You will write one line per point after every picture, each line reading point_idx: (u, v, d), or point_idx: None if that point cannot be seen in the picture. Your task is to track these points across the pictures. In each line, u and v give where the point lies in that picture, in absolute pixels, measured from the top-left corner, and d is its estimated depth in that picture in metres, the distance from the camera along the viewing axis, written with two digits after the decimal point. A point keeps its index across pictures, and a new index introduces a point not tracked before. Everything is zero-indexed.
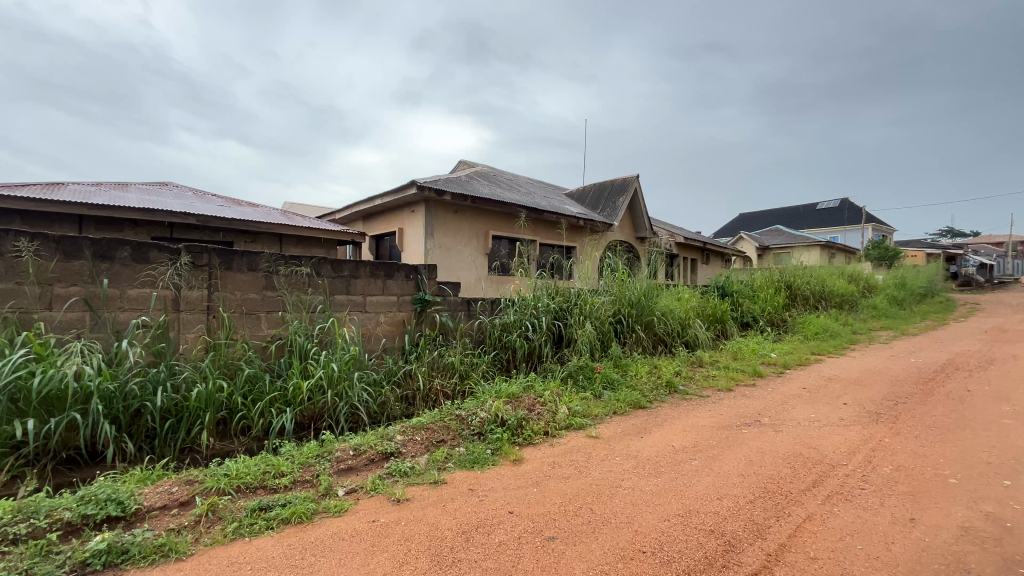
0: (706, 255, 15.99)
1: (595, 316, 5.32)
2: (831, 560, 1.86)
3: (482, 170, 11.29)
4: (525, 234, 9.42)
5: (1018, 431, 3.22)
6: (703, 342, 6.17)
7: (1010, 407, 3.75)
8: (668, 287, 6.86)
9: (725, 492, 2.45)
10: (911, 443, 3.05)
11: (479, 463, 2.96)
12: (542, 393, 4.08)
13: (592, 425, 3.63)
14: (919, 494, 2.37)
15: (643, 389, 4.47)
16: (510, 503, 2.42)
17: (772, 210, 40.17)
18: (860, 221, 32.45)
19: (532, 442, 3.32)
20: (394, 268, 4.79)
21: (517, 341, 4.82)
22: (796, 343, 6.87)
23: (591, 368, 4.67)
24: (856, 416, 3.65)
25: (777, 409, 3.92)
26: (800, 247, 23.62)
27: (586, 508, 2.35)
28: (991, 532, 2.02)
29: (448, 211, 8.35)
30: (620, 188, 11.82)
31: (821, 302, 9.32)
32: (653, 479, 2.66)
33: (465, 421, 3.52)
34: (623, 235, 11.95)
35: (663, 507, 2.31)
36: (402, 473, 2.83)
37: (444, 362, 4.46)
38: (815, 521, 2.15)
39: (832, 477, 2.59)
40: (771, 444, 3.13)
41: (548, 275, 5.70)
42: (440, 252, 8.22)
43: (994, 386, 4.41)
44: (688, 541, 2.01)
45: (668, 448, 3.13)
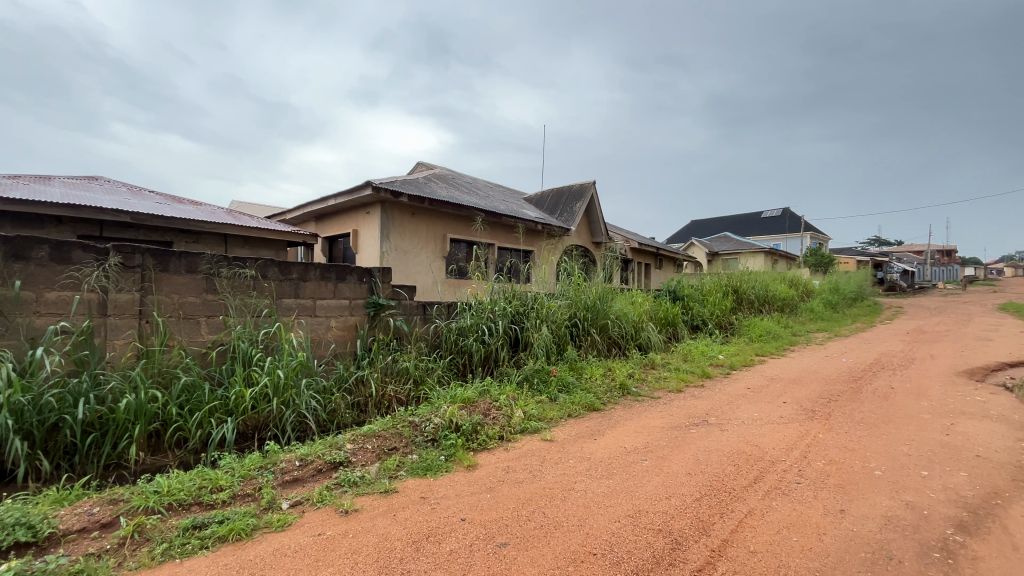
0: (659, 260, 16.54)
1: (551, 319, 5.38)
2: (769, 553, 1.95)
3: (440, 172, 11.19)
4: (484, 237, 9.42)
5: (933, 424, 3.51)
6: (656, 344, 6.36)
7: (928, 403, 4.08)
8: (622, 291, 7.02)
9: (673, 491, 2.52)
10: (842, 439, 3.26)
11: (432, 470, 2.91)
12: (497, 397, 4.07)
13: (547, 429, 3.65)
14: (847, 487, 2.53)
15: (597, 391, 4.55)
16: (462, 510, 2.39)
17: (720, 218, 42.12)
18: (799, 230, 34.60)
19: (487, 447, 3.30)
20: (346, 270, 4.65)
21: (472, 345, 4.79)
22: (742, 345, 7.21)
23: (547, 371, 4.71)
24: (794, 414, 3.86)
25: (722, 409, 4.08)
26: (746, 253, 24.88)
27: (538, 512, 2.35)
28: (911, 520, 2.18)
29: (404, 213, 8.21)
30: (577, 193, 12.02)
31: (764, 306, 9.83)
32: (605, 480, 2.70)
33: (418, 427, 3.45)
34: (580, 239, 12.15)
35: (614, 509, 2.35)
36: (351, 483, 2.74)
37: (398, 368, 4.37)
38: (755, 516, 2.25)
39: (771, 473, 2.72)
40: (717, 442, 3.25)
41: (505, 278, 5.70)
42: (396, 254, 8.07)
43: (914, 383, 4.79)
44: (637, 541, 2.05)
45: (620, 449, 3.19)
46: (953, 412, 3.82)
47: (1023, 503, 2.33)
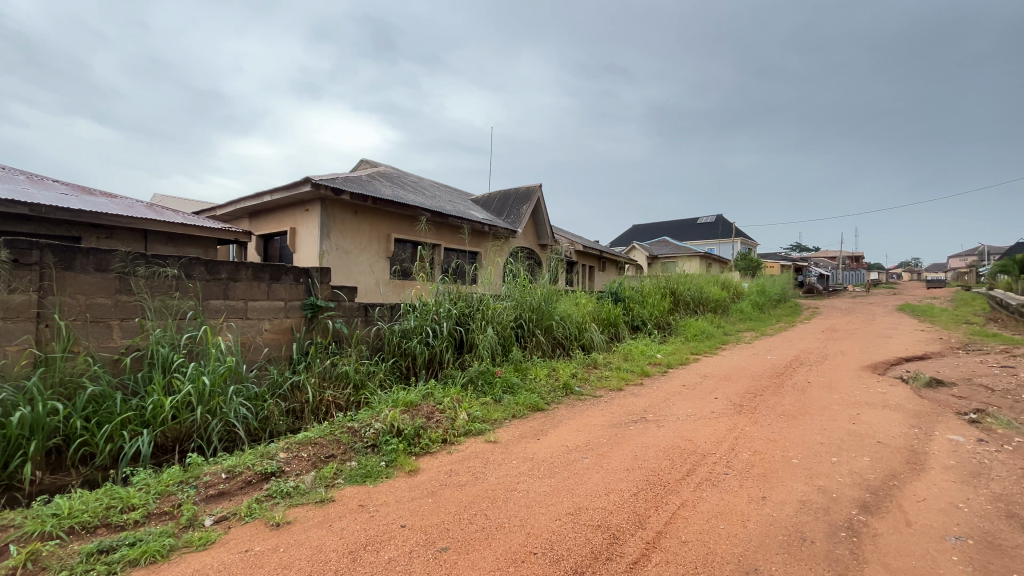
0: (603, 262, 17.07)
1: (497, 321, 5.39)
2: (698, 542, 2.05)
3: (385, 171, 10.92)
4: (430, 238, 9.30)
5: (843, 415, 3.85)
6: (598, 344, 6.54)
7: (838, 396, 4.46)
8: (567, 293, 7.17)
9: (612, 487, 2.60)
10: (765, 431, 3.50)
11: (371, 477, 2.82)
12: (441, 400, 4.01)
13: (491, 430, 3.65)
14: (769, 475, 2.72)
15: (542, 391, 4.61)
16: (402, 517, 2.34)
17: (659, 223, 44.11)
18: (730, 236, 36.94)
19: (430, 451, 3.24)
20: (281, 270, 4.42)
21: (416, 347, 4.70)
22: (678, 344, 7.58)
23: (491, 372, 4.71)
24: (723, 408, 4.10)
25: (659, 406, 4.27)
26: (683, 256, 26.23)
27: (480, 514, 2.34)
28: (822, 503, 2.38)
29: (346, 211, 7.94)
30: (524, 196, 12.14)
31: (699, 307, 10.38)
32: (547, 479, 2.74)
33: (357, 433, 3.34)
34: (526, 241, 12.27)
35: (555, 507, 2.38)
36: (283, 494, 2.59)
37: (336, 372, 4.20)
38: (687, 507, 2.36)
39: (703, 465, 2.87)
40: (653, 438, 3.39)
41: (451, 279, 5.64)
42: (336, 254, 7.78)
43: (827, 377, 5.24)
44: (577, 538, 2.09)
45: (562, 448, 3.25)
46: (859, 402, 4.21)
47: (915, 483, 2.61)
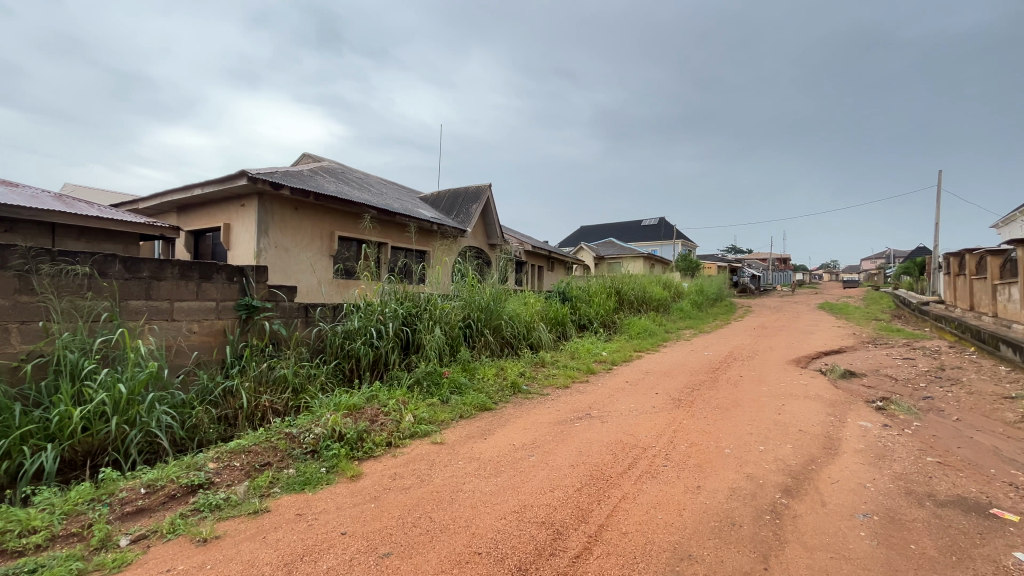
0: (552, 262, 17.32)
1: (444, 321, 5.32)
2: (638, 532, 2.13)
3: (328, 166, 10.52)
4: (376, 236, 9.06)
5: (770, 406, 4.12)
6: (546, 343, 6.63)
7: (766, 388, 4.79)
8: (515, 292, 7.21)
9: (557, 484, 2.64)
10: (701, 423, 3.68)
11: (310, 484, 2.70)
12: (386, 402, 3.92)
13: (437, 431, 3.60)
14: (704, 465, 2.86)
15: (489, 390, 4.61)
16: (342, 524, 2.26)
17: (606, 225, 45.42)
18: (672, 238, 38.64)
19: (373, 455, 3.15)
20: (212, 269, 4.14)
21: (360, 349, 4.56)
22: (622, 342, 7.83)
23: (439, 373, 4.65)
24: (663, 403, 4.28)
25: (604, 402, 4.39)
26: (628, 256, 27.10)
27: (425, 517, 2.30)
28: (750, 489, 2.54)
29: (286, 207, 7.57)
30: (474, 195, 12.10)
31: (642, 306, 10.77)
32: (493, 479, 2.74)
33: (296, 439, 3.20)
34: (476, 241, 12.23)
35: (500, 506, 2.39)
36: (212, 507, 2.43)
37: (274, 375, 3.99)
38: (628, 499, 2.44)
39: (643, 458, 2.99)
40: (597, 434, 3.48)
41: (397, 278, 5.52)
42: (275, 252, 7.40)
43: (757, 371, 5.59)
44: (521, 535, 2.11)
45: (509, 447, 3.27)
46: (784, 394, 4.53)
47: (830, 466, 2.84)
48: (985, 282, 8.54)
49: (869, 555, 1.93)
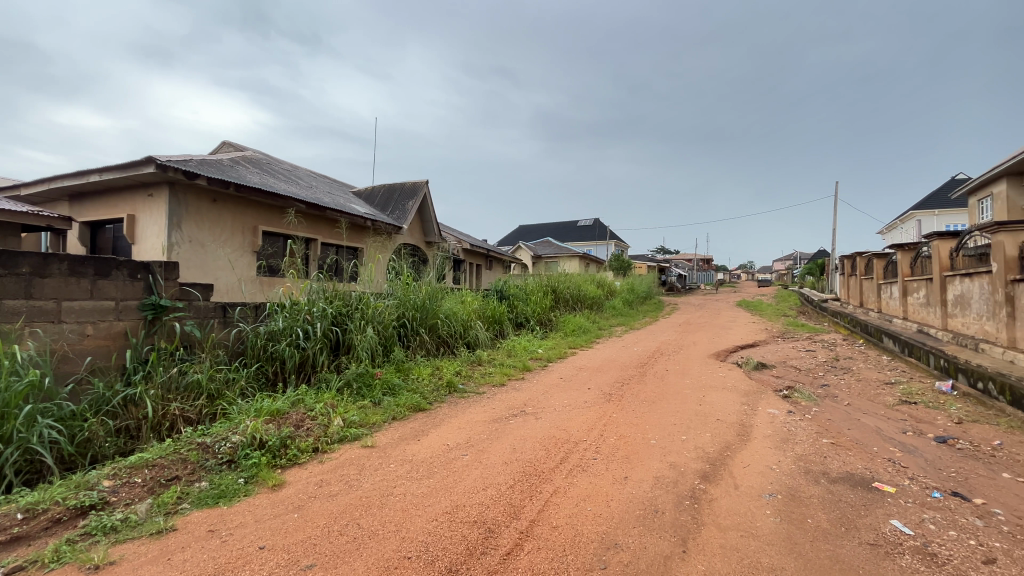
0: (490, 261, 17.34)
1: (377, 320, 5.14)
2: (567, 525, 2.18)
3: (251, 156, 9.85)
4: (304, 232, 8.62)
5: (692, 397, 4.39)
6: (483, 342, 6.62)
7: (689, 381, 5.10)
8: (452, 290, 7.13)
9: (489, 482, 2.64)
10: (629, 416, 3.85)
11: (225, 497, 2.50)
12: (313, 406, 3.73)
13: (369, 435, 3.48)
14: (631, 456, 2.99)
15: (424, 391, 4.53)
16: (260, 538, 2.11)
17: (544, 225, 46.27)
18: (607, 239, 40.11)
19: (298, 463, 2.98)
20: (110, 264, 3.72)
21: (285, 350, 4.29)
22: (557, 339, 8.01)
23: (370, 374, 4.49)
24: (595, 398, 4.43)
25: (538, 399, 4.46)
26: (565, 256, 27.73)
27: (352, 524, 2.21)
28: (672, 477, 2.68)
29: (201, 198, 6.98)
30: (410, 191, 11.84)
31: (578, 304, 11.08)
32: (425, 480, 2.69)
33: (209, 449, 2.96)
34: (412, 238, 11.96)
35: (432, 508, 2.35)
36: (106, 529, 2.19)
37: (185, 381, 3.66)
38: (559, 493, 2.50)
39: (575, 452, 3.07)
40: (531, 430, 3.53)
41: (327, 276, 5.26)
42: (188, 247, 6.81)
43: (681, 365, 5.95)
44: (451, 536, 2.09)
45: (442, 447, 3.23)
46: (705, 386, 4.85)
47: (742, 451, 3.08)
48: (872, 281, 9.65)
49: (773, 531, 2.11)
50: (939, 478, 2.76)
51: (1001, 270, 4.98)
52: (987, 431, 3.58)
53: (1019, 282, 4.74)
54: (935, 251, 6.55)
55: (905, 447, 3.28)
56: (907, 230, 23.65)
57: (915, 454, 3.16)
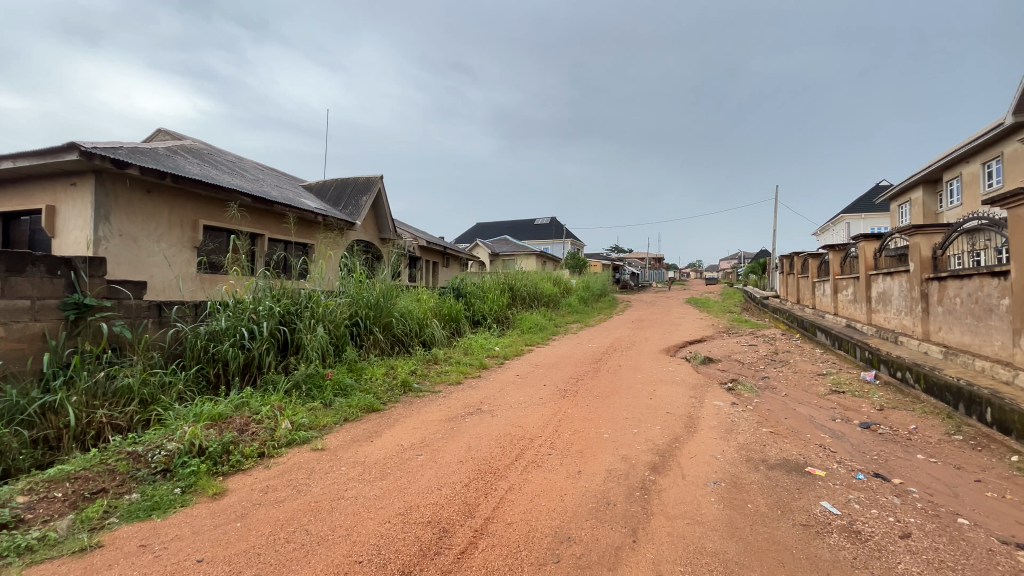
0: (447, 259, 17.19)
1: (329, 319, 4.97)
2: (521, 522, 2.19)
3: (191, 145, 9.28)
4: (249, 226, 8.21)
5: (644, 392, 4.53)
6: (439, 340, 6.55)
7: (640, 375, 5.27)
8: (407, 288, 7.00)
9: (444, 481, 2.62)
10: (583, 411, 3.93)
11: (159, 509, 2.35)
12: (258, 409, 3.57)
13: (318, 437, 3.36)
14: (584, 451, 3.05)
15: (377, 391, 4.43)
16: (198, 550, 2.00)
17: (501, 224, 46.41)
18: (563, 237, 40.75)
19: (241, 469, 2.84)
20: (25, 260, 3.39)
21: (228, 351, 4.07)
22: (514, 337, 8.05)
23: (321, 375, 4.34)
24: (550, 394, 4.49)
25: (495, 396, 4.46)
26: (522, 254, 27.90)
27: (300, 530, 2.14)
28: (624, 469, 2.76)
29: (133, 189, 6.50)
30: (364, 186, 11.52)
31: (534, 302, 11.17)
32: (377, 482, 2.63)
33: (141, 459, 2.76)
34: (366, 235, 11.65)
35: (384, 510, 2.30)
36: (19, 550, 2.00)
37: (113, 386, 3.39)
38: (513, 490, 2.51)
39: (530, 449, 3.09)
40: (487, 428, 3.52)
41: (274, 273, 5.04)
42: (118, 241, 6.32)
43: (633, 360, 6.13)
44: (405, 538, 2.05)
45: (396, 448, 3.17)
46: (656, 380, 5.02)
47: (689, 442, 3.21)
48: (808, 280, 10.31)
49: (716, 517, 2.22)
50: (864, 461, 2.99)
51: (918, 269, 5.45)
52: (904, 416, 3.92)
53: (932, 280, 5.21)
54: (861, 252, 7.09)
55: (834, 433, 3.53)
56: (838, 232, 25.43)
57: (843, 440, 3.41)
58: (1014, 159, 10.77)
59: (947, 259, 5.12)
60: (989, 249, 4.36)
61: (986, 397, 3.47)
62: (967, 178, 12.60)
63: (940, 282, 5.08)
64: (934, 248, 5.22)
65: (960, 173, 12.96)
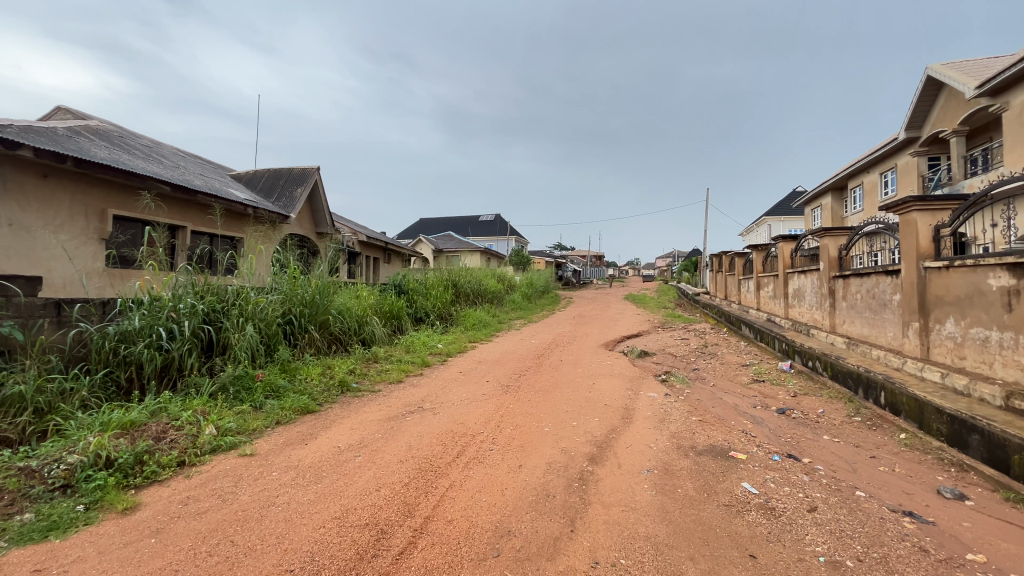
0: (388, 254, 16.74)
1: (259, 318, 4.69)
2: (462, 518, 2.18)
3: (97, 126, 8.37)
4: (168, 217, 7.57)
5: (584, 385, 4.67)
6: (380, 338, 6.37)
7: (580, 369, 5.42)
8: (346, 285, 6.75)
9: (383, 482, 2.56)
10: (525, 406, 3.99)
11: (58, 529, 2.11)
12: (178, 415, 3.30)
13: (248, 442, 3.17)
14: (525, 445, 3.09)
15: (313, 392, 4.25)
16: (105, 571, 1.82)
17: (445, 220, 45.90)
18: (507, 234, 41.00)
19: (157, 480, 2.62)
20: None
21: (142, 353, 3.73)
22: (457, 333, 8.00)
23: (250, 376, 4.09)
24: (493, 390, 4.51)
25: (437, 394, 4.41)
26: (466, 251, 27.72)
27: (226, 541, 2.01)
28: (563, 461, 2.83)
29: (27, 173, 5.79)
30: (298, 178, 10.96)
31: (478, 299, 11.15)
32: (313, 486, 2.52)
33: (35, 475, 2.48)
34: (301, 229, 11.09)
35: (318, 515, 2.21)
36: None
37: (1, 394, 3.01)
38: (455, 487, 2.50)
39: (471, 445, 3.09)
40: (428, 426, 3.48)
41: (196, 268, 4.67)
42: (7, 231, 5.61)
43: (574, 355, 6.30)
44: (340, 542, 1.98)
45: (333, 450, 3.05)
46: (595, 373, 5.19)
47: (625, 432, 3.34)
48: (735, 277, 11.03)
49: (649, 503, 2.33)
50: (779, 443, 3.27)
51: (827, 268, 6.00)
52: (814, 401, 4.31)
53: (838, 278, 5.76)
54: (779, 251, 7.69)
55: (754, 419, 3.82)
56: (760, 232, 27.45)
57: (762, 425, 3.70)
58: (905, 171, 12.11)
59: (850, 259, 5.69)
60: (886, 250, 4.92)
61: (880, 382, 3.89)
62: (868, 187, 14.00)
63: (844, 279, 5.62)
64: (840, 249, 5.77)
65: (862, 181, 14.39)
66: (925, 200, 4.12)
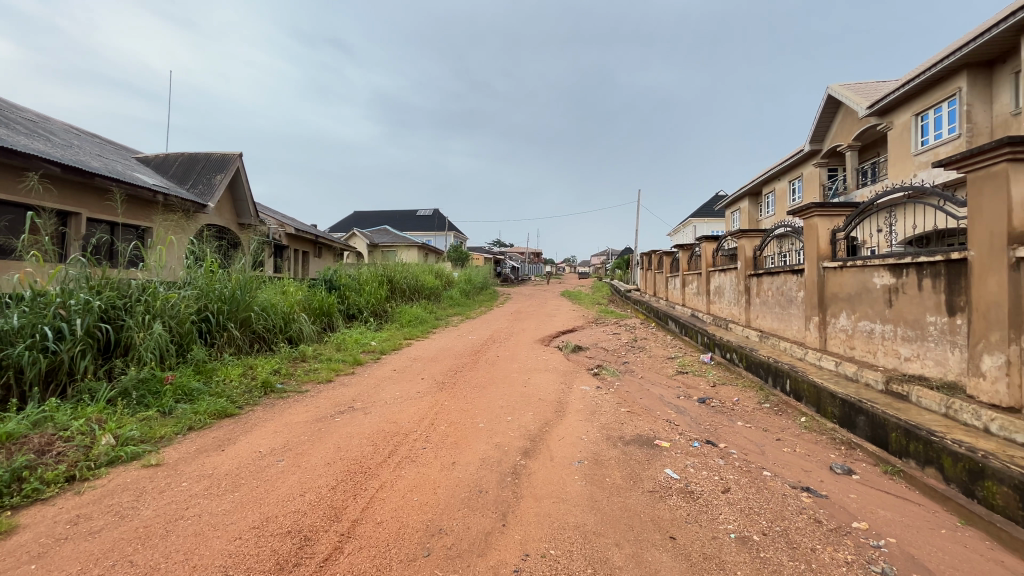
0: (318, 248, 15.94)
1: (169, 315, 4.29)
2: (392, 520, 2.13)
3: None
4: (58, 203, 6.71)
5: (519, 380, 4.72)
6: (308, 336, 6.06)
7: (516, 364, 5.48)
8: (270, 280, 6.34)
9: (308, 486, 2.44)
10: (460, 402, 3.97)
11: None
12: (69, 424, 2.94)
13: (153, 451, 2.89)
14: (459, 441, 3.08)
15: (232, 394, 3.96)
16: None
17: (381, 214, 44.49)
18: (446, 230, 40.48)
19: (40, 499, 2.32)
20: None
21: (22, 355, 3.28)
22: (392, 331, 7.79)
23: (157, 379, 3.75)
24: (428, 387, 4.44)
25: (368, 393, 4.27)
26: (402, 245, 27.01)
27: (124, 562, 1.82)
28: (497, 457, 2.84)
29: None
30: (217, 164, 10.14)
31: (415, 295, 10.92)
32: (229, 495, 2.35)
33: None
34: (220, 219, 10.26)
35: (234, 526, 2.06)
36: None
37: None
38: (385, 487, 2.43)
39: (403, 445, 3.01)
40: (359, 427, 3.35)
41: (93, 260, 4.18)
42: None
43: (510, 350, 6.36)
44: (259, 552, 1.87)
45: (253, 455, 2.86)
46: (530, 368, 5.26)
47: (558, 425, 3.43)
48: (663, 275, 11.62)
49: (578, 493, 2.40)
50: (699, 431, 3.49)
51: (743, 268, 6.47)
52: (730, 390, 4.65)
53: (752, 276, 6.24)
54: (703, 251, 8.20)
55: (678, 409, 4.06)
56: (686, 233, 29.07)
57: (684, 414, 3.93)
58: (810, 180, 13.35)
59: (763, 259, 6.19)
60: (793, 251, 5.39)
61: (786, 370, 4.27)
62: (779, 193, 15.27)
63: (757, 278, 6.10)
64: (755, 250, 6.24)
65: (774, 188, 15.65)
66: (824, 207, 4.58)
